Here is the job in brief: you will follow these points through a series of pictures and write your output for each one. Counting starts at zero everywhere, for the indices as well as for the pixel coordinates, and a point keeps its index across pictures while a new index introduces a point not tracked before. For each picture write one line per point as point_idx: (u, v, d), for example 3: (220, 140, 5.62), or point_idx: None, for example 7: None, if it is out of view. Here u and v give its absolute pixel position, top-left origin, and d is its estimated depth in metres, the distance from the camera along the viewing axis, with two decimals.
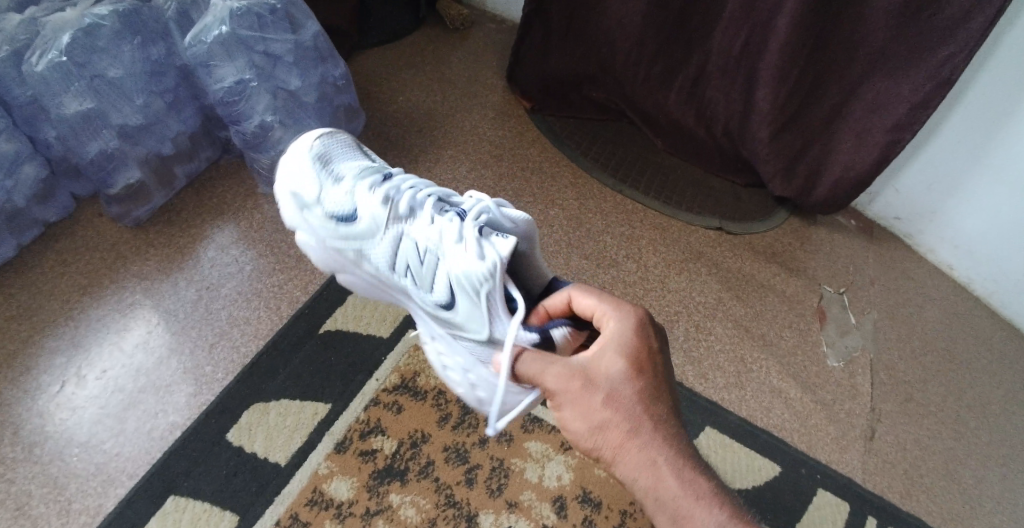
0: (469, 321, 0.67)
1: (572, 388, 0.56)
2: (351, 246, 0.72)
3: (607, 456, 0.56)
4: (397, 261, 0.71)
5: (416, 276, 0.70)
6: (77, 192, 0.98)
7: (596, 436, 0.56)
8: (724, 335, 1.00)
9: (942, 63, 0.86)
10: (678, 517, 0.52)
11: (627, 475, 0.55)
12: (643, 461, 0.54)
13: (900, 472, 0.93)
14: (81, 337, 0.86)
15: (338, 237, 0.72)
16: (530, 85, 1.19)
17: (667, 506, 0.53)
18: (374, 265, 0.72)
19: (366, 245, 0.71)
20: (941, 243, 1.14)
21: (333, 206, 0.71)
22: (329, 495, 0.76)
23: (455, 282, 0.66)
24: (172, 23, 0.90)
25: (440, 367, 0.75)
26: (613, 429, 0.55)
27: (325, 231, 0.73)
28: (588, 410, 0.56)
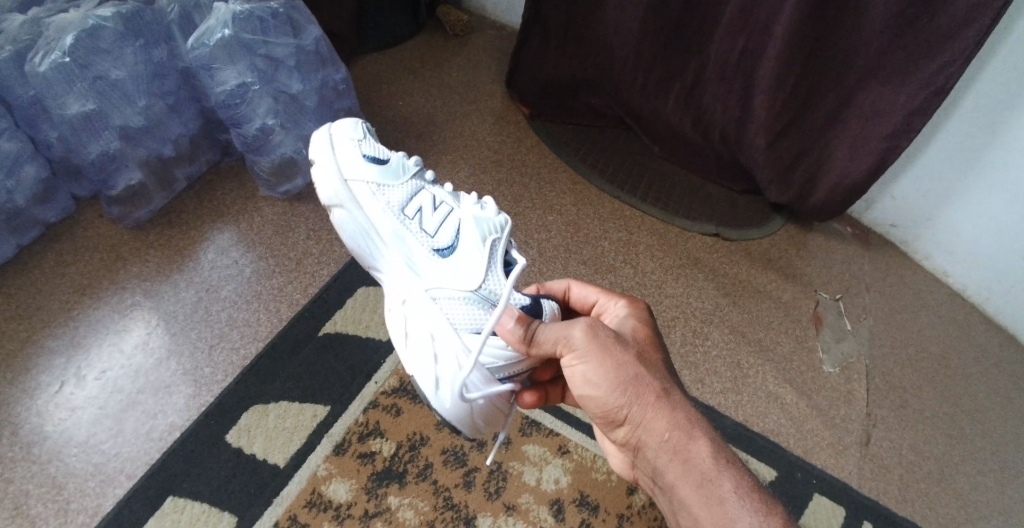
0: (465, 269, 0.65)
1: (606, 340, 0.58)
2: (362, 181, 0.69)
3: (632, 417, 0.57)
4: (408, 206, 0.69)
5: (423, 223, 0.69)
6: (77, 192, 0.99)
7: (628, 391, 0.56)
8: (721, 340, 1.01)
9: (937, 72, 0.87)
10: (707, 479, 0.53)
11: (654, 436, 0.56)
12: (673, 420, 0.56)
13: (895, 477, 0.93)
14: (81, 337, 0.87)
15: (360, 173, 0.69)
16: (530, 91, 1.20)
17: (696, 466, 0.54)
18: (378, 205, 0.69)
19: (382, 183, 0.69)
20: (937, 249, 1.15)
21: (368, 149, 0.71)
22: (328, 497, 0.77)
23: (469, 226, 0.66)
24: (174, 26, 0.91)
25: (398, 338, 0.66)
26: (646, 386, 0.57)
27: (343, 163, 0.70)
28: (623, 364, 0.57)
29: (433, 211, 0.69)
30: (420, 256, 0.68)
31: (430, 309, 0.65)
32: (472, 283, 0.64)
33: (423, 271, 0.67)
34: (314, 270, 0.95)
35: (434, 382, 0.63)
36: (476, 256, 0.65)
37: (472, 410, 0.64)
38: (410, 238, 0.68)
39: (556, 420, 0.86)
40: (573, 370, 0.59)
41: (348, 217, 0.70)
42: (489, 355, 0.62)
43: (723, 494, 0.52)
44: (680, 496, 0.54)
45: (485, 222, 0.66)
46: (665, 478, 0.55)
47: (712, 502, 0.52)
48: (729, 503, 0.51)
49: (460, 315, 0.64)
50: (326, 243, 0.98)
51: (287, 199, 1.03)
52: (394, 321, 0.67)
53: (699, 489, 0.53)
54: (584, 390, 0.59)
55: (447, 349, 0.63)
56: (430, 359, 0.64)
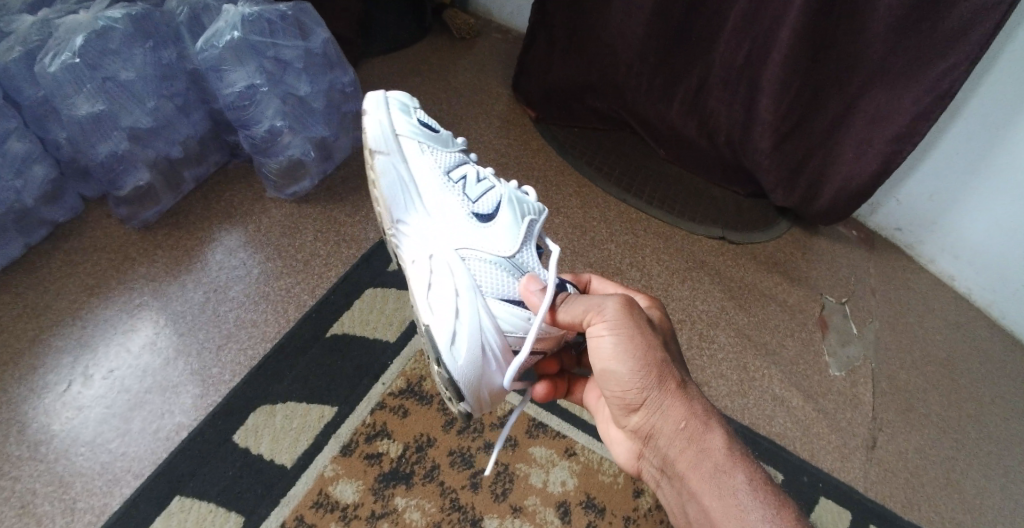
0: (500, 238, 0.66)
1: (638, 320, 0.58)
2: (411, 137, 0.68)
3: (650, 402, 0.57)
4: (451, 171, 0.69)
5: (464, 188, 0.68)
6: (85, 193, 0.99)
7: (652, 375, 0.56)
8: (727, 343, 1.01)
9: (941, 76, 0.87)
10: (720, 470, 0.54)
11: (670, 424, 0.56)
12: (691, 411, 0.56)
13: (901, 481, 0.93)
14: (88, 336, 0.87)
15: (416, 132, 0.69)
16: (536, 95, 1.20)
17: (710, 456, 0.55)
18: (424, 162, 0.68)
19: (431, 144, 0.69)
20: (942, 253, 1.15)
21: (422, 114, 0.71)
22: (334, 498, 0.77)
23: (512, 202, 0.68)
24: (183, 27, 0.92)
25: (419, 290, 0.65)
26: (669, 373, 0.57)
27: (392, 116, 0.69)
28: (651, 346, 0.57)
29: (476, 181, 0.69)
30: (458, 218, 0.67)
31: (460, 268, 0.65)
32: (505, 251, 0.66)
33: (457, 232, 0.67)
34: (321, 272, 0.95)
35: (451, 336, 0.63)
36: (514, 229, 0.67)
37: (483, 371, 0.64)
38: (450, 199, 0.67)
39: (563, 422, 0.86)
40: (599, 340, 0.58)
41: (389, 165, 0.67)
42: (507, 321, 0.65)
43: (736, 487, 0.54)
44: (690, 484, 0.56)
45: (523, 201, 0.69)
46: (677, 467, 0.57)
47: (724, 493, 0.54)
48: (741, 495, 0.53)
49: (488, 279, 0.65)
50: (333, 245, 0.98)
51: (294, 200, 1.03)
52: (417, 274, 0.66)
53: (713, 480, 0.54)
54: (604, 368, 0.58)
55: (471, 307, 0.64)
56: (452, 314, 0.64)
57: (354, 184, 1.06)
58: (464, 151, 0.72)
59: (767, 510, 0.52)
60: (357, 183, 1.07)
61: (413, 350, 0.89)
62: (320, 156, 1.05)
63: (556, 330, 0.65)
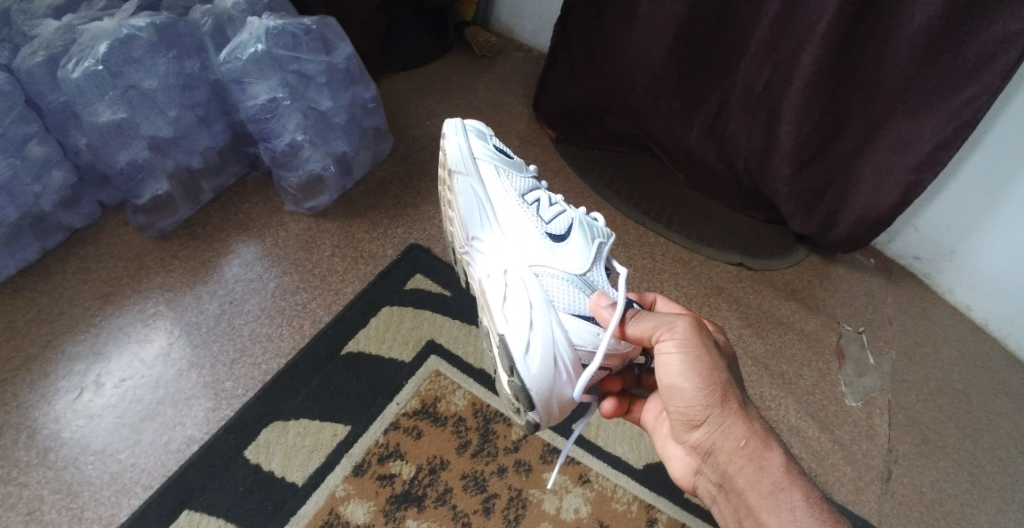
0: (572, 257, 0.68)
1: (705, 340, 0.58)
2: (488, 161, 0.74)
3: (712, 419, 0.58)
4: (525, 193, 0.73)
5: (537, 210, 0.71)
6: (103, 199, 0.99)
7: (716, 394, 0.57)
8: (743, 371, 1.00)
9: (964, 106, 0.86)
10: (778, 488, 0.54)
11: (730, 441, 0.57)
12: (750, 429, 0.57)
13: (916, 515, 0.92)
14: (102, 344, 0.87)
15: (493, 157, 0.74)
16: (556, 115, 1.20)
17: (769, 474, 0.55)
18: (500, 184, 0.72)
19: (506, 168, 0.74)
20: (960, 283, 1.14)
21: (498, 143, 0.76)
22: (344, 518, 0.76)
23: (582, 222, 0.70)
24: (206, 38, 0.92)
25: (495, 301, 0.68)
26: (733, 392, 0.57)
27: (471, 143, 0.75)
28: (717, 366, 0.58)
29: (549, 204, 0.72)
30: (530, 235, 0.70)
31: (533, 282, 0.67)
32: (577, 268, 0.67)
33: (530, 249, 0.69)
34: (337, 288, 0.95)
35: (525, 346, 0.64)
36: (585, 249, 0.68)
37: (555, 383, 0.65)
38: (523, 218, 0.71)
39: (579, 448, 0.85)
40: (668, 358, 0.59)
41: (467, 185, 0.73)
42: (579, 336, 0.65)
43: (793, 503, 0.53)
44: (749, 500, 0.56)
45: (594, 226, 0.71)
46: (735, 483, 0.57)
47: (782, 510, 0.54)
48: (799, 513, 0.53)
49: (560, 294, 0.67)
50: (349, 261, 0.98)
51: (312, 215, 1.03)
52: (493, 286, 0.69)
53: (772, 497, 0.54)
54: (670, 384, 0.59)
55: (545, 320, 0.65)
56: (526, 324, 0.65)
57: (373, 199, 1.06)
58: (537, 178, 0.77)
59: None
60: (376, 199, 1.07)
61: (429, 370, 0.88)
62: (340, 171, 1.05)
63: (625, 345, 0.65)
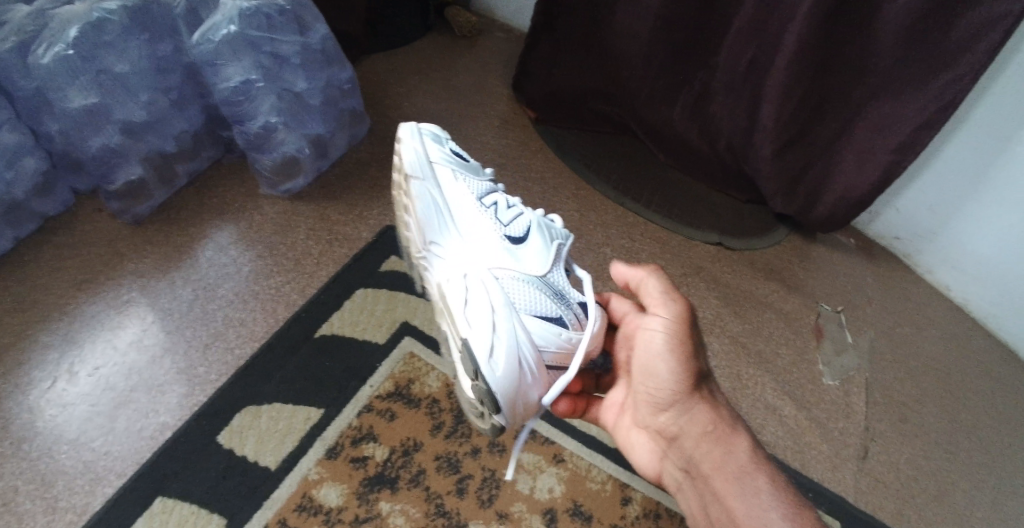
0: (532, 258, 0.67)
1: (689, 327, 0.62)
2: (445, 163, 0.71)
3: (683, 405, 0.62)
4: (483, 196, 0.71)
5: (496, 212, 0.70)
6: (76, 186, 0.98)
7: (692, 383, 0.61)
8: (720, 351, 1.00)
9: (946, 87, 0.86)
10: (744, 472, 0.58)
11: (699, 427, 0.61)
12: (719, 415, 0.61)
13: (892, 492, 0.93)
14: (75, 333, 0.86)
15: (450, 158, 0.72)
16: (535, 96, 1.18)
17: (735, 459, 0.59)
18: (459, 187, 0.70)
19: (463, 170, 0.71)
20: (940, 264, 1.14)
21: (454, 146, 0.74)
22: (318, 501, 0.76)
23: (541, 224, 0.70)
24: (179, 20, 0.89)
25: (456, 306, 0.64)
26: (705, 385, 0.62)
27: (427, 146, 0.72)
28: (694, 354, 0.62)
29: (507, 207, 0.71)
30: (491, 238, 0.68)
31: (495, 284, 0.65)
32: (538, 271, 0.66)
33: (490, 252, 0.67)
34: (312, 270, 0.94)
35: (490, 349, 0.61)
36: (546, 250, 0.67)
37: (521, 384, 0.62)
38: (482, 220, 0.69)
39: (555, 429, 0.85)
40: (654, 339, 0.62)
41: (424, 189, 0.70)
42: (542, 338, 0.63)
43: (758, 487, 0.58)
44: (716, 484, 0.59)
45: (555, 231, 0.70)
46: (702, 468, 0.60)
47: (748, 493, 0.57)
48: (764, 494, 0.57)
49: (523, 297, 0.65)
50: (324, 244, 0.97)
51: (288, 198, 1.02)
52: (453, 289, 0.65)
53: (739, 481, 0.58)
54: (648, 367, 0.63)
55: (508, 323, 0.63)
56: (489, 327, 0.62)
57: (348, 182, 1.06)
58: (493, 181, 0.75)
59: (789, 510, 0.56)
60: (352, 181, 1.06)
61: (403, 352, 0.88)
62: (315, 153, 1.04)
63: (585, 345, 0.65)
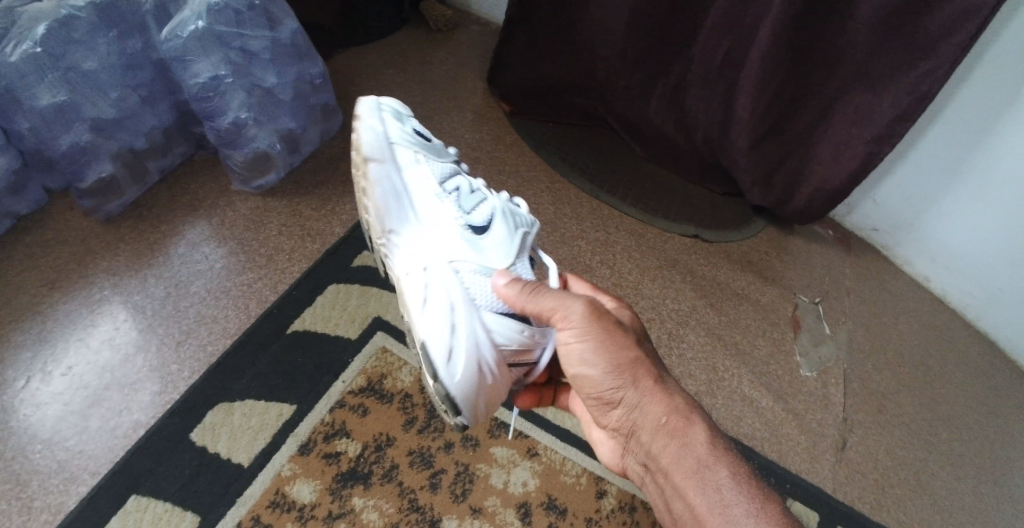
0: (494, 250, 0.66)
1: (607, 322, 0.60)
2: (406, 148, 0.70)
3: (628, 399, 0.59)
4: (445, 182, 0.70)
5: (458, 199, 0.69)
6: (49, 184, 0.97)
7: (627, 372, 0.59)
8: (697, 343, 1.00)
9: (921, 79, 0.86)
10: (703, 465, 0.55)
11: (650, 420, 0.58)
12: (669, 405, 0.58)
13: (870, 483, 0.93)
14: (48, 332, 0.85)
15: (410, 141, 0.71)
16: (511, 90, 1.18)
17: (693, 451, 0.56)
18: (420, 174, 0.69)
19: (425, 155, 0.71)
20: (918, 255, 1.14)
21: (415, 128, 0.73)
22: (291, 497, 0.76)
23: (504, 211, 0.69)
24: (149, 16, 0.89)
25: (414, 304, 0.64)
26: (645, 369, 0.59)
27: (388, 129, 0.71)
28: (624, 346, 0.60)
29: (470, 194, 0.70)
30: (451, 228, 0.67)
31: (456, 278, 0.64)
32: (499, 264, 0.66)
33: (451, 242, 0.66)
34: (284, 266, 0.94)
35: (449, 351, 0.62)
36: (508, 240, 0.67)
37: (480, 383, 0.63)
38: (442, 209, 0.68)
39: (527, 423, 0.85)
40: (572, 345, 0.60)
41: (384, 174, 0.68)
42: (503, 334, 0.63)
43: (719, 480, 0.54)
44: (674, 480, 0.56)
45: (520, 217, 0.70)
46: (660, 463, 0.58)
47: (708, 487, 0.54)
48: (725, 489, 0.54)
49: (483, 291, 0.65)
50: (297, 240, 0.97)
51: (260, 194, 1.02)
52: (411, 285, 0.64)
53: (697, 475, 0.55)
54: (580, 370, 0.61)
55: (468, 321, 0.63)
56: (448, 327, 0.62)
57: (322, 177, 1.05)
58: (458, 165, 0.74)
59: (754, 505, 0.53)
60: (325, 176, 1.05)
61: (375, 348, 0.88)
62: (286, 149, 1.03)
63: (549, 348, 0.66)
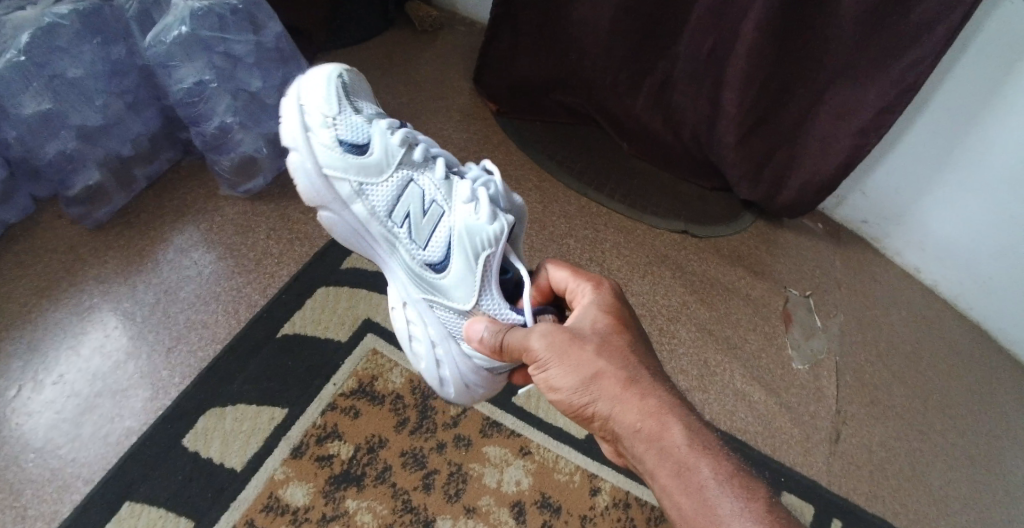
0: (455, 286, 0.67)
1: (566, 342, 0.58)
2: (344, 180, 0.69)
3: (601, 411, 0.57)
4: (396, 210, 0.70)
5: (412, 231, 0.69)
6: (36, 193, 0.96)
7: (591, 389, 0.56)
8: (689, 338, 1.00)
9: (906, 71, 0.86)
10: (683, 468, 0.53)
11: (626, 427, 0.55)
12: (643, 409, 0.55)
13: (865, 474, 0.94)
14: (38, 340, 0.85)
15: (342, 169, 0.68)
16: (497, 89, 1.18)
17: (672, 455, 0.53)
18: (368, 211, 0.70)
19: (365, 183, 0.69)
20: (907, 246, 1.15)
21: (346, 140, 0.69)
22: (284, 501, 0.76)
23: (458, 239, 0.67)
24: (132, 23, 0.89)
25: (404, 340, 0.73)
26: (610, 380, 0.56)
27: (320, 157, 0.69)
28: (589, 360, 0.57)
29: (424, 219, 0.69)
30: (413, 265, 0.70)
31: (429, 317, 0.70)
32: (462, 303, 0.67)
33: (416, 279, 0.70)
34: (273, 270, 0.94)
35: (440, 381, 0.72)
36: (465, 276, 0.67)
37: (476, 397, 0.72)
38: (401, 246, 0.70)
39: (519, 422, 0.85)
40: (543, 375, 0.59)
41: (339, 218, 0.72)
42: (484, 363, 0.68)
43: (701, 481, 0.52)
44: (658, 485, 0.54)
45: (475, 237, 0.66)
46: (644, 467, 0.55)
47: (691, 490, 0.52)
48: (708, 490, 0.52)
49: (453, 327, 0.69)
50: (286, 243, 0.97)
51: (248, 198, 1.01)
52: (398, 322, 0.73)
53: (678, 478, 0.53)
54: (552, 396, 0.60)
55: (447, 357, 0.70)
56: (431, 362, 0.71)
57: None
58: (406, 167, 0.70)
59: (739, 502, 0.51)
60: None
61: (366, 349, 0.88)
62: (274, 152, 1.03)
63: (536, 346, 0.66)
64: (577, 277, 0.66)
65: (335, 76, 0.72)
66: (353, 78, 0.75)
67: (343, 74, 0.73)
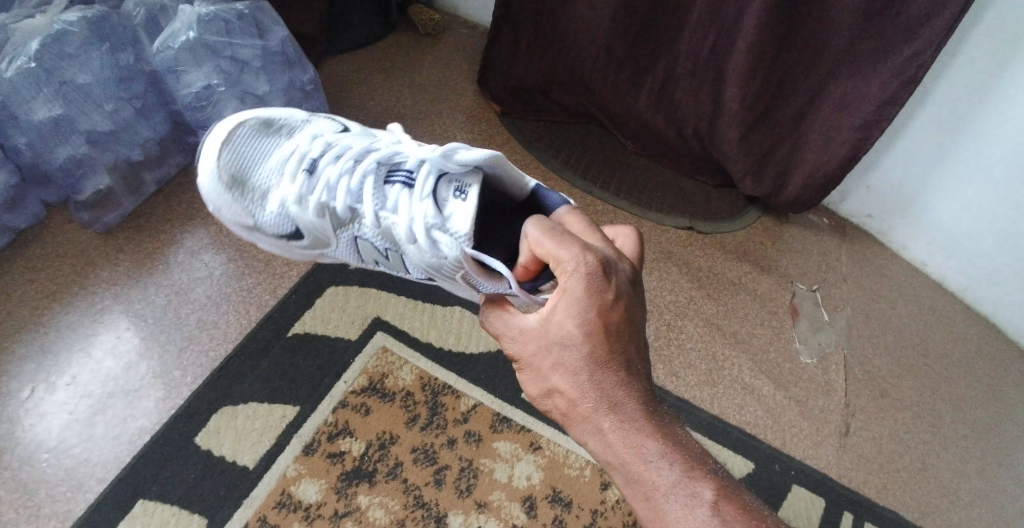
0: (452, 286, 0.73)
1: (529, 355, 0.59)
2: (308, 251, 0.75)
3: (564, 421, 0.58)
4: (365, 252, 0.74)
5: (388, 262, 0.74)
6: (46, 198, 0.96)
7: (547, 401, 0.59)
8: (696, 334, 1.01)
9: (906, 63, 0.87)
10: (632, 479, 0.54)
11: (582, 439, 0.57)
12: (589, 429, 0.56)
13: (876, 466, 0.94)
14: (51, 341, 0.86)
15: (297, 248, 0.74)
16: (499, 91, 1.19)
17: (622, 468, 0.55)
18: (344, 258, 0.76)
19: (325, 248, 0.74)
20: (914, 240, 1.15)
21: (278, 231, 0.71)
22: (297, 497, 0.77)
23: (427, 270, 0.70)
24: (140, 29, 0.92)
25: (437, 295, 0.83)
26: (560, 397, 0.57)
27: (273, 245, 0.74)
28: (543, 376, 0.58)
29: (390, 256, 0.73)
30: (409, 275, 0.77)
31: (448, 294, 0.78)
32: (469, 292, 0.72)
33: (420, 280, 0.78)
34: (282, 270, 0.94)
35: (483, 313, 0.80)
36: (454, 284, 0.72)
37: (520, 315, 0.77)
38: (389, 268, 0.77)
39: (530, 417, 0.85)
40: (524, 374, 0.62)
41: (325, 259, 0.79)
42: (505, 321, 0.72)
43: (648, 492, 0.54)
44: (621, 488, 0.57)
45: (438, 268, 0.69)
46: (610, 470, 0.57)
47: (642, 499, 0.54)
48: (655, 500, 0.53)
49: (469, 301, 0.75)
50: None
51: None
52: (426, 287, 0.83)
53: (629, 488, 0.55)
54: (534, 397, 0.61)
55: None
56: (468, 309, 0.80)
57: None
58: (345, 224, 0.70)
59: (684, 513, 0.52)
60: None
61: (375, 347, 0.88)
62: None
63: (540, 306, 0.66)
64: (562, 259, 0.58)
65: (215, 180, 0.67)
66: (229, 146, 0.68)
67: (219, 162, 0.67)
